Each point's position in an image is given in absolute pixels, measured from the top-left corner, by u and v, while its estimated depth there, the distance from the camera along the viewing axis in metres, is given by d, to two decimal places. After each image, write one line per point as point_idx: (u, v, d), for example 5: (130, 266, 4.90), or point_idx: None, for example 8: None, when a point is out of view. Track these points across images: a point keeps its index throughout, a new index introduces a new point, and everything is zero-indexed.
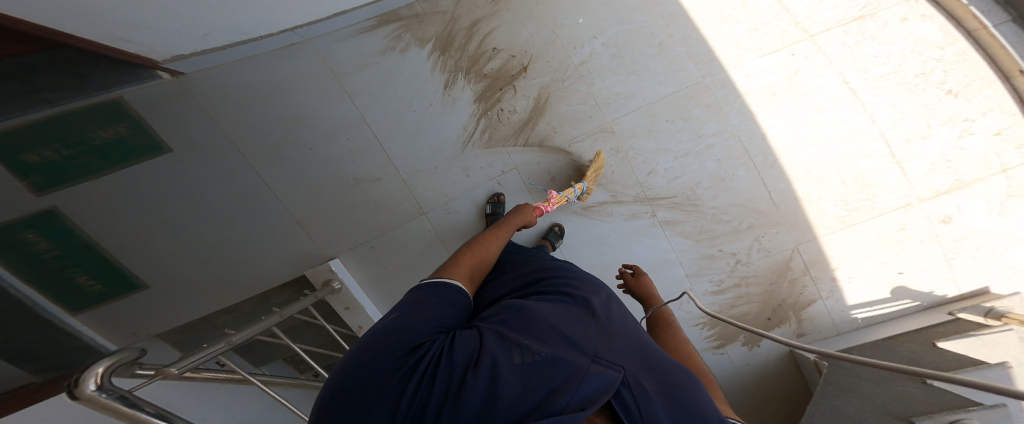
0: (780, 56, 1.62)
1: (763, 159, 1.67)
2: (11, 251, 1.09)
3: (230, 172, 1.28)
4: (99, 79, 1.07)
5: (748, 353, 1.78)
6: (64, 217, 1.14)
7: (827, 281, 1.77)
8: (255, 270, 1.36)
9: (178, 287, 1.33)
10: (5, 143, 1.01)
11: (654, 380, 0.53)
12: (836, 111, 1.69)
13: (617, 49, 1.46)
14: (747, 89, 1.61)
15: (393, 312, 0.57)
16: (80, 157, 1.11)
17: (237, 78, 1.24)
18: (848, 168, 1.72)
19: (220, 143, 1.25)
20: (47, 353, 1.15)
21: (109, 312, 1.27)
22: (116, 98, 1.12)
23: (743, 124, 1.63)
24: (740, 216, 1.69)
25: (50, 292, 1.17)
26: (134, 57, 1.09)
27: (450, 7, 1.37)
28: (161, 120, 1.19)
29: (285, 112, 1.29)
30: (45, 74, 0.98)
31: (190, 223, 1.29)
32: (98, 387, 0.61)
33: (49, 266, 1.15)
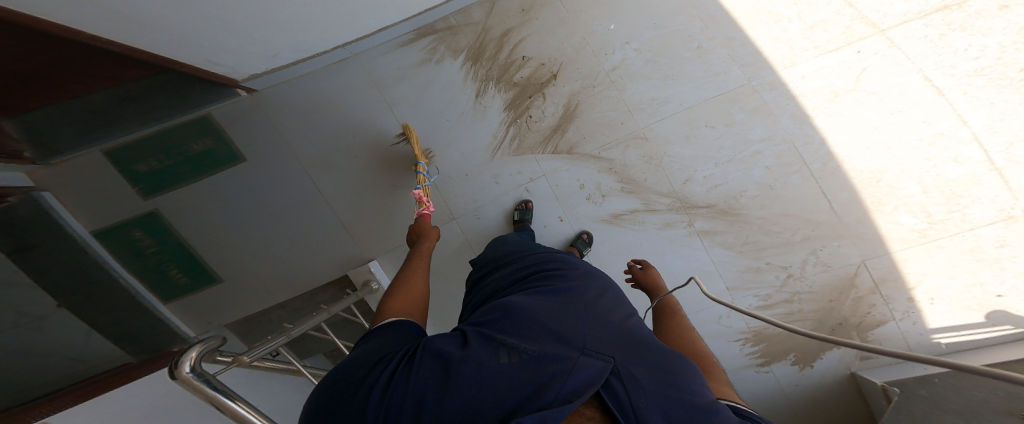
0: (843, 55, 1.47)
1: (822, 166, 1.52)
2: (126, 246, 1.38)
3: (287, 178, 1.43)
4: (194, 100, 1.30)
5: (799, 373, 1.63)
6: (162, 218, 1.39)
7: (902, 301, 1.57)
8: (306, 269, 1.50)
9: (247, 281, 1.49)
10: (129, 153, 1.31)
11: (641, 368, 0.57)
12: (914, 112, 1.49)
13: (651, 54, 1.42)
14: (801, 91, 1.48)
15: (364, 344, 0.63)
16: (177, 167, 1.35)
17: (297, 91, 1.38)
18: (930, 176, 1.51)
19: (279, 153, 1.41)
20: (139, 333, 1.42)
21: (193, 301, 1.48)
22: (205, 115, 1.33)
23: (797, 128, 1.50)
24: (793, 227, 1.55)
25: (152, 282, 1.43)
26: (221, 80, 1.27)
27: (482, 18, 1.41)
28: (239, 134, 1.37)
29: (333, 124, 1.41)
30: (155, 96, 1.24)
31: (255, 225, 1.45)
32: (191, 370, 0.73)
33: (149, 259, 1.41)
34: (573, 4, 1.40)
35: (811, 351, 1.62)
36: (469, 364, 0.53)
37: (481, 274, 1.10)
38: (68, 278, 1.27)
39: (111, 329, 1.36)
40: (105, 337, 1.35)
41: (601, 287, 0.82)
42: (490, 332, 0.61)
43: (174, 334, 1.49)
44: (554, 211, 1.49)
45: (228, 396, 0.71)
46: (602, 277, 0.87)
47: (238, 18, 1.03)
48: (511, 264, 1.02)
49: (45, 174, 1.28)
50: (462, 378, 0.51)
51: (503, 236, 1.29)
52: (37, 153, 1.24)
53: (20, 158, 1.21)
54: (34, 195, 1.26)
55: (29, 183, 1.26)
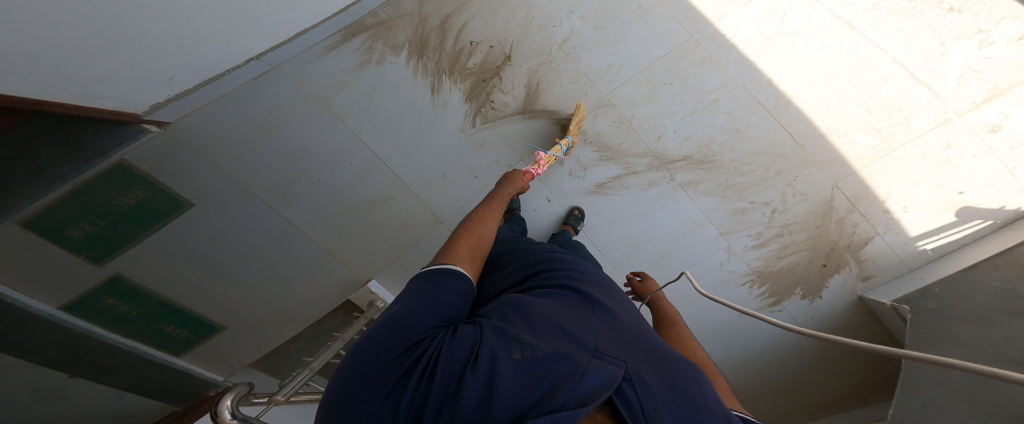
0: (764, 2, 1.58)
1: (775, 103, 1.61)
2: (104, 315, 1.13)
3: (249, 215, 1.32)
4: (94, 146, 0.98)
5: (811, 306, 1.67)
6: (130, 279, 1.17)
7: (881, 215, 1.63)
8: (307, 303, 1.50)
9: (249, 324, 1.46)
10: (53, 221, 0.95)
11: (655, 376, 0.53)
12: (838, 46, 1.61)
13: (596, 21, 1.45)
14: (739, 40, 1.58)
15: (397, 304, 0.57)
16: (116, 225, 1.08)
17: (228, 117, 1.24)
18: (869, 97, 1.61)
19: (233, 190, 1.29)
20: (169, 386, 1.31)
21: (204, 348, 1.40)
22: (121, 160, 1.04)
23: (744, 74, 1.59)
24: (765, 164, 1.60)
25: (150, 342, 1.25)
26: (117, 115, 1.00)
27: (415, 8, 1.36)
28: (173, 179, 1.18)
29: (286, 148, 1.32)
30: (47, 148, 0.88)
31: (226, 271, 1.34)
32: (232, 415, 0.72)
33: (137, 323, 1.21)
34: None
35: (814, 281, 1.66)
36: (482, 364, 0.49)
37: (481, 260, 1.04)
38: (66, 353, 1.03)
39: (141, 387, 1.22)
40: (137, 395, 1.21)
41: (608, 286, 0.78)
42: (505, 327, 0.56)
43: (201, 380, 1.42)
44: (541, 193, 1.47)
45: None
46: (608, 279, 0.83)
47: (170, 53, 0.94)
48: (513, 255, 0.96)
49: None
50: (475, 374, 0.48)
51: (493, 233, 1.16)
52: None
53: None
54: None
55: None
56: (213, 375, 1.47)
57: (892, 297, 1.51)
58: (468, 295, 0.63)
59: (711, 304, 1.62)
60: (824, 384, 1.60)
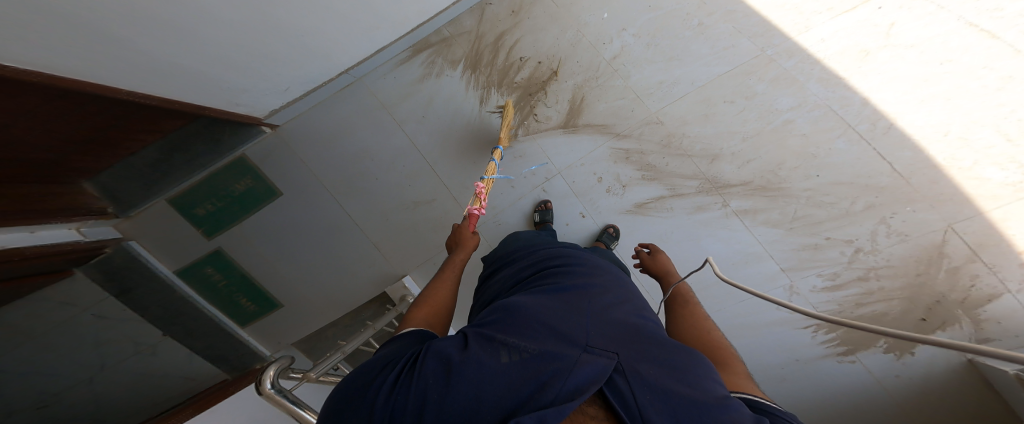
0: (862, 13, 1.38)
1: (870, 126, 1.38)
2: (201, 281, 1.54)
3: (318, 206, 1.52)
4: (229, 143, 1.38)
5: (896, 362, 1.32)
6: (226, 254, 1.53)
7: (1015, 269, 1.28)
8: (350, 291, 1.60)
9: (302, 304, 1.62)
10: (188, 200, 1.44)
11: (647, 365, 0.55)
12: (966, 61, 1.33)
13: (650, 38, 1.41)
14: (825, 54, 1.40)
15: (379, 353, 0.63)
16: (228, 206, 1.48)
17: (312, 120, 1.46)
18: (1011, 122, 1.30)
19: (307, 184, 1.50)
20: (227, 353, 1.61)
21: (265, 324, 1.64)
22: (242, 156, 1.43)
23: (830, 92, 1.40)
24: (849, 195, 1.38)
25: (227, 309, 1.59)
26: (247, 119, 1.34)
27: (474, 26, 1.46)
28: (273, 170, 1.47)
29: (351, 150, 1.49)
30: (194, 145, 1.31)
31: (295, 253, 1.56)
32: (271, 386, 0.82)
33: (221, 291, 1.56)
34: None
35: None
36: (470, 363, 0.52)
37: (488, 272, 1.07)
38: (163, 308, 1.50)
39: (208, 351, 1.57)
40: (202, 359, 1.56)
41: (607, 284, 0.81)
42: (491, 333, 0.60)
43: (254, 352, 1.65)
44: (575, 208, 1.46)
45: (297, 403, 0.80)
46: (609, 275, 0.86)
47: (272, 66, 1.19)
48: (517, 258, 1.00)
49: (128, 227, 1.43)
50: (462, 380, 0.50)
51: (517, 233, 1.20)
52: (118, 208, 1.38)
53: (106, 214, 1.37)
54: (125, 244, 1.43)
55: (117, 235, 1.42)
56: (264, 350, 1.68)
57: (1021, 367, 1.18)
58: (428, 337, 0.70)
59: (761, 344, 1.44)
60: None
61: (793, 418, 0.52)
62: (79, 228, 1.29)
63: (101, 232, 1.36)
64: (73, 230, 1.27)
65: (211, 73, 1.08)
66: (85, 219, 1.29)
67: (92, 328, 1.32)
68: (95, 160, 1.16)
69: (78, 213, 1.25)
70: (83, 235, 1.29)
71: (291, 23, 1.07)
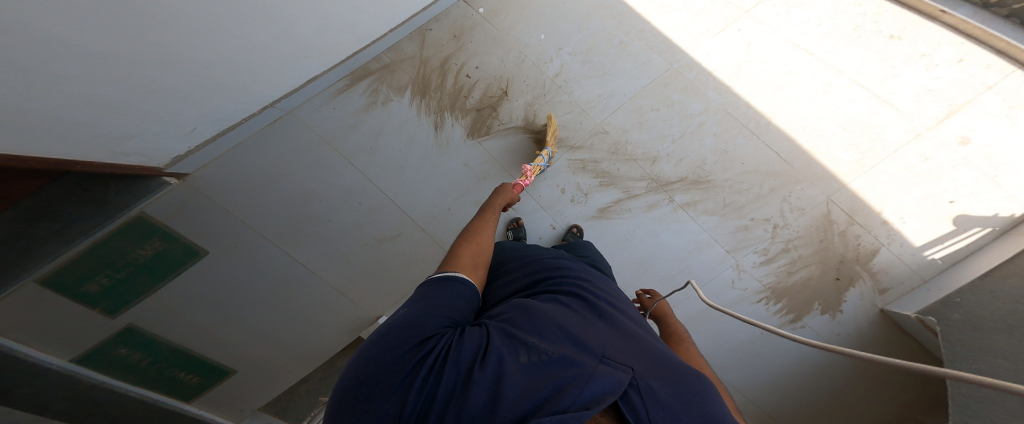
0: (729, 34, 1.74)
1: (756, 124, 1.71)
2: (117, 363, 1.13)
3: (258, 263, 1.26)
4: (113, 201, 1.03)
5: (833, 321, 1.66)
6: (143, 330, 1.14)
7: (880, 226, 1.67)
8: (314, 344, 1.37)
9: (257, 369, 1.35)
10: (72, 275, 0.99)
11: (662, 382, 0.52)
12: (802, 71, 1.75)
13: (583, 55, 1.52)
14: (713, 68, 1.71)
15: (408, 305, 0.58)
16: (137, 276, 1.09)
17: (236, 164, 1.24)
18: (840, 114, 1.73)
19: (241, 238, 1.24)
20: None
21: (218, 393, 1.32)
22: (141, 214, 1.10)
23: (723, 98, 1.70)
24: (758, 181, 1.66)
25: (161, 387, 1.22)
26: (136, 169, 1.04)
27: (416, 51, 1.43)
28: (189, 228, 1.17)
29: (292, 193, 1.29)
30: (67, 209, 0.93)
31: (229, 326, 1.25)
32: None
33: (148, 371, 1.18)
34: (500, 21, 1.47)
35: (831, 296, 1.66)
36: (492, 364, 0.49)
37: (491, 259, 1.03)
38: (70, 402, 1.07)
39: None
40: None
41: (613, 292, 0.79)
42: (514, 331, 0.56)
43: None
44: (544, 221, 1.48)
45: None
46: (614, 286, 0.83)
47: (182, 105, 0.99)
48: (524, 255, 0.95)
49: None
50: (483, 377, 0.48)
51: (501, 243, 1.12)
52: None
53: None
54: None
55: None
56: (223, 420, 1.38)
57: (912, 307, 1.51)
58: (474, 300, 0.64)
59: (729, 322, 1.60)
60: (869, 404, 1.52)
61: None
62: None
63: None
64: None
65: (86, 117, 0.82)
66: None
67: None
68: None
69: None
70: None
71: (194, 52, 0.88)
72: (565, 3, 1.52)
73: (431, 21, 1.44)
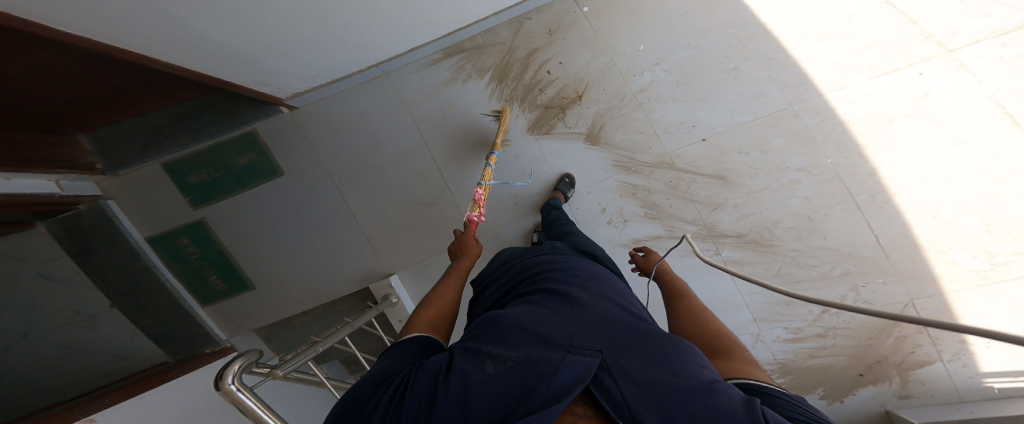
0: (901, 77, 1.36)
1: (869, 198, 1.41)
2: (173, 252, 1.45)
3: (316, 194, 1.44)
4: (242, 116, 1.34)
5: (826, 407, 1.53)
6: (207, 228, 1.44)
7: (952, 343, 1.41)
8: (328, 281, 1.50)
9: (275, 288, 1.51)
10: (184, 166, 1.39)
11: (635, 359, 0.50)
12: (981, 143, 1.34)
13: (680, 75, 1.37)
14: (850, 117, 1.39)
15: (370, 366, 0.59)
16: (223, 179, 1.41)
17: (332, 108, 1.40)
18: (996, 214, 1.35)
19: (309, 171, 1.42)
20: (179, 333, 1.48)
21: (229, 306, 1.53)
22: (252, 131, 1.38)
23: (842, 157, 1.40)
24: (832, 261, 1.45)
25: (193, 284, 1.49)
26: (266, 98, 1.29)
27: (508, 38, 1.39)
28: (279, 149, 1.40)
29: (361, 142, 1.41)
30: (202, 115, 1.29)
31: (283, 239, 1.47)
32: (233, 383, 0.83)
33: (192, 265, 1.47)
34: (601, 23, 1.37)
35: (842, 386, 1.51)
36: (453, 382, 0.49)
37: (483, 285, 1.01)
38: (121, 280, 1.39)
39: (154, 329, 1.46)
40: (146, 336, 1.46)
41: (596, 280, 0.75)
42: (475, 346, 0.56)
43: (208, 337, 1.53)
44: None
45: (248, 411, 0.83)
46: (598, 271, 0.80)
47: (292, 48, 1.10)
48: (506, 273, 0.94)
49: (111, 184, 1.39)
50: (447, 395, 0.47)
51: (502, 251, 1.12)
52: (107, 165, 1.35)
53: (93, 170, 1.33)
54: (101, 203, 1.37)
55: (96, 191, 1.38)
56: (219, 336, 1.56)
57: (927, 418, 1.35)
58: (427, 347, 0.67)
59: None
60: None
61: (800, 404, 0.48)
62: (59, 180, 1.24)
63: (79, 186, 1.31)
64: (51, 182, 1.22)
65: (213, 41, 0.97)
66: (69, 172, 1.24)
67: (35, 288, 1.27)
68: (101, 115, 1.17)
69: (64, 165, 1.22)
70: (61, 188, 1.24)
71: (309, 8, 0.96)
72: (682, 14, 1.36)
73: (533, 11, 1.39)
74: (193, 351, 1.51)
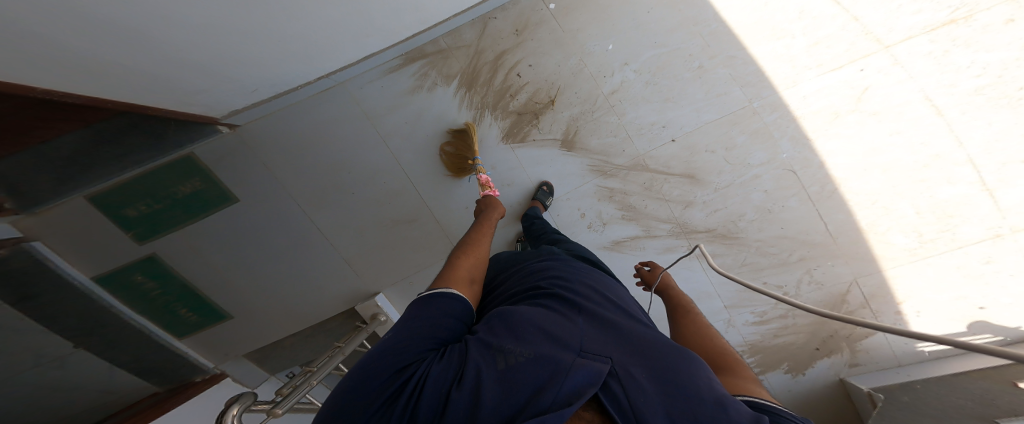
0: (845, 73, 1.47)
1: (819, 189, 1.53)
2: (131, 289, 1.29)
3: (284, 218, 1.34)
4: (170, 139, 1.14)
5: (791, 380, 1.67)
6: (162, 262, 1.30)
7: (890, 314, 1.59)
8: (311, 303, 1.43)
9: (255, 317, 1.43)
10: (116, 198, 1.18)
11: (643, 365, 0.52)
12: (911, 133, 1.48)
13: (650, 75, 1.38)
14: (802, 112, 1.48)
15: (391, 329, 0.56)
16: (166, 209, 1.24)
17: (284, 124, 1.28)
18: (925, 197, 1.51)
19: (272, 194, 1.32)
20: (161, 365, 1.37)
21: (206, 337, 1.43)
22: (188, 154, 1.19)
23: (796, 151, 1.50)
24: (790, 248, 1.56)
25: (162, 319, 1.35)
26: (200, 118, 1.14)
27: (473, 40, 1.34)
28: (228, 175, 1.26)
29: (326, 160, 1.32)
30: (127, 138, 1.06)
31: (254, 268, 1.37)
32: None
33: (156, 301, 1.32)
34: (569, 22, 1.34)
35: (802, 360, 1.65)
36: (468, 376, 0.48)
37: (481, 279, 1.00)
38: (82, 319, 1.19)
39: (135, 364, 1.30)
40: (130, 372, 1.29)
41: (599, 285, 0.77)
42: (489, 338, 0.55)
43: (193, 366, 1.45)
44: None
45: None
46: (599, 278, 0.82)
47: (238, 65, 1.01)
48: (505, 272, 0.93)
49: (32, 223, 1.13)
50: (461, 392, 0.46)
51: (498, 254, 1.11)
52: (17, 202, 1.08)
53: None
54: (26, 245, 1.13)
55: (15, 233, 1.11)
56: (207, 363, 1.48)
57: (873, 384, 1.53)
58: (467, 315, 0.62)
59: None
60: None
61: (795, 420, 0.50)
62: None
63: None
64: None
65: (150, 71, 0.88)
66: None
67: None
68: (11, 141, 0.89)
69: None
70: None
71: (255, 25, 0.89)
72: (648, 11, 1.35)
73: (498, 9, 1.34)
74: (182, 379, 1.43)
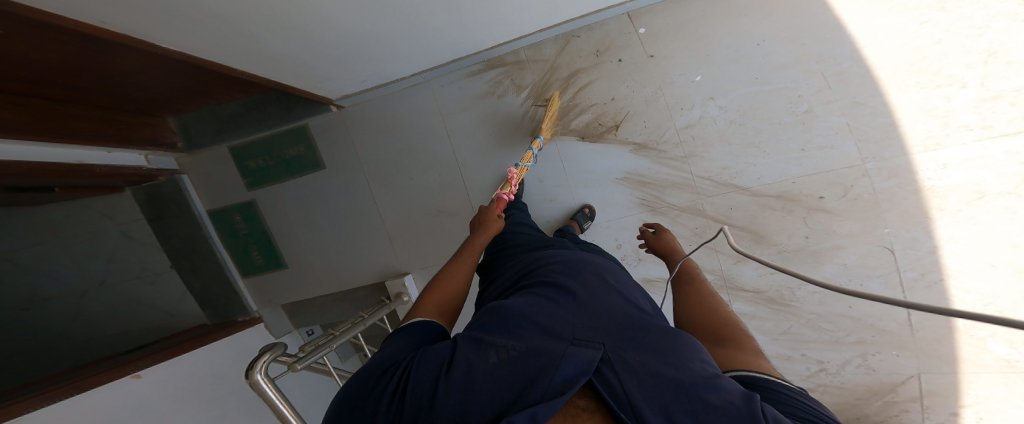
0: (1021, 142, 1.08)
1: (916, 276, 1.21)
2: (226, 226, 1.55)
3: (352, 189, 1.46)
4: (296, 112, 1.39)
5: None
6: (257, 208, 1.53)
7: (940, 412, 1.31)
8: (350, 271, 1.55)
9: (304, 272, 1.58)
10: (246, 151, 1.47)
11: (637, 351, 0.48)
12: None
13: (737, 115, 1.19)
14: (934, 184, 1.15)
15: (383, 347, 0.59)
16: (275, 166, 1.48)
17: (373, 111, 1.39)
18: None
19: (350, 165, 1.44)
20: (220, 297, 1.59)
21: (266, 281, 1.61)
22: (304, 125, 1.42)
23: (904, 229, 1.19)
24: (848, 328, 1.35)
25: (237, 257, 1.58)
26: (320, 98, 1.32)
27: (553, 55, 1.26)
28: (324, 144, 1.43)
29: (395, 147, 1.39)
30: (265, 105, 1.36)
31: (316, 231, 1.53)
32: (260, 376, 0.89)
33: (240, 240, 1.56)
34: (655, 50, 1.20)
35: None
36: (456, 371, 0.48)
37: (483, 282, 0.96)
38: (183, 242, 1.52)
39: (204, 290, 1.57)
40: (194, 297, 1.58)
41: (599, 267, 0.71)
42: (479, 334, 0.54)
43: (240, 305, 1.60)
44: None
45: (278, 401, 0.89)
46: (602, 259, 0.77)
47: (310, 50, 1.00)
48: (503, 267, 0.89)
49: (188, 161, 1.52)
50: (449, 387, 0.46)
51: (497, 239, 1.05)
52: (186, 145, 1.48)
53: (175, 148, 1.47)
54: (176, 177, 1.48)
55: (175, 166, 1.51)
56: (252, 306, 1.63)
57: None
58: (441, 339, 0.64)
59: None
60: None
61: (803, 401, 0.44)
62: (147, 154, 1.40)
63: (161, 162, 1.45)
64: (142, 156, 1.38)
65: (215, 35, 0.87)
66: (156, 149, 1.40)
67: (117, 242, 1.45)
68: (181, 103, 1.29)
69: (151, 142, 1.37)
70: (149, 162, 1.40)
71: (325, 16, 0.85)
72: (758, 44, 1.16)
73: (583, 28, 1.23)
74: (228, 317, 1.61)
